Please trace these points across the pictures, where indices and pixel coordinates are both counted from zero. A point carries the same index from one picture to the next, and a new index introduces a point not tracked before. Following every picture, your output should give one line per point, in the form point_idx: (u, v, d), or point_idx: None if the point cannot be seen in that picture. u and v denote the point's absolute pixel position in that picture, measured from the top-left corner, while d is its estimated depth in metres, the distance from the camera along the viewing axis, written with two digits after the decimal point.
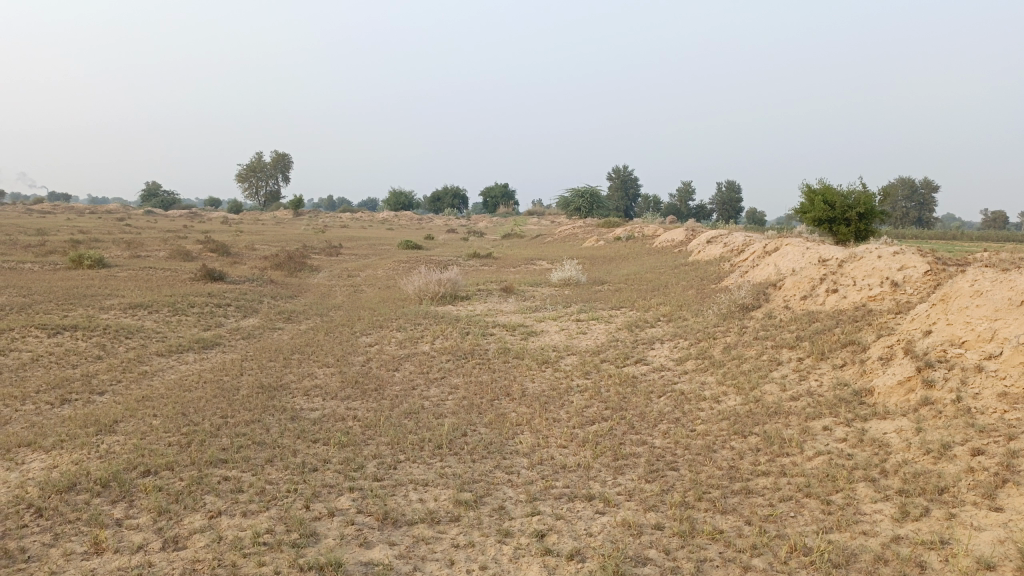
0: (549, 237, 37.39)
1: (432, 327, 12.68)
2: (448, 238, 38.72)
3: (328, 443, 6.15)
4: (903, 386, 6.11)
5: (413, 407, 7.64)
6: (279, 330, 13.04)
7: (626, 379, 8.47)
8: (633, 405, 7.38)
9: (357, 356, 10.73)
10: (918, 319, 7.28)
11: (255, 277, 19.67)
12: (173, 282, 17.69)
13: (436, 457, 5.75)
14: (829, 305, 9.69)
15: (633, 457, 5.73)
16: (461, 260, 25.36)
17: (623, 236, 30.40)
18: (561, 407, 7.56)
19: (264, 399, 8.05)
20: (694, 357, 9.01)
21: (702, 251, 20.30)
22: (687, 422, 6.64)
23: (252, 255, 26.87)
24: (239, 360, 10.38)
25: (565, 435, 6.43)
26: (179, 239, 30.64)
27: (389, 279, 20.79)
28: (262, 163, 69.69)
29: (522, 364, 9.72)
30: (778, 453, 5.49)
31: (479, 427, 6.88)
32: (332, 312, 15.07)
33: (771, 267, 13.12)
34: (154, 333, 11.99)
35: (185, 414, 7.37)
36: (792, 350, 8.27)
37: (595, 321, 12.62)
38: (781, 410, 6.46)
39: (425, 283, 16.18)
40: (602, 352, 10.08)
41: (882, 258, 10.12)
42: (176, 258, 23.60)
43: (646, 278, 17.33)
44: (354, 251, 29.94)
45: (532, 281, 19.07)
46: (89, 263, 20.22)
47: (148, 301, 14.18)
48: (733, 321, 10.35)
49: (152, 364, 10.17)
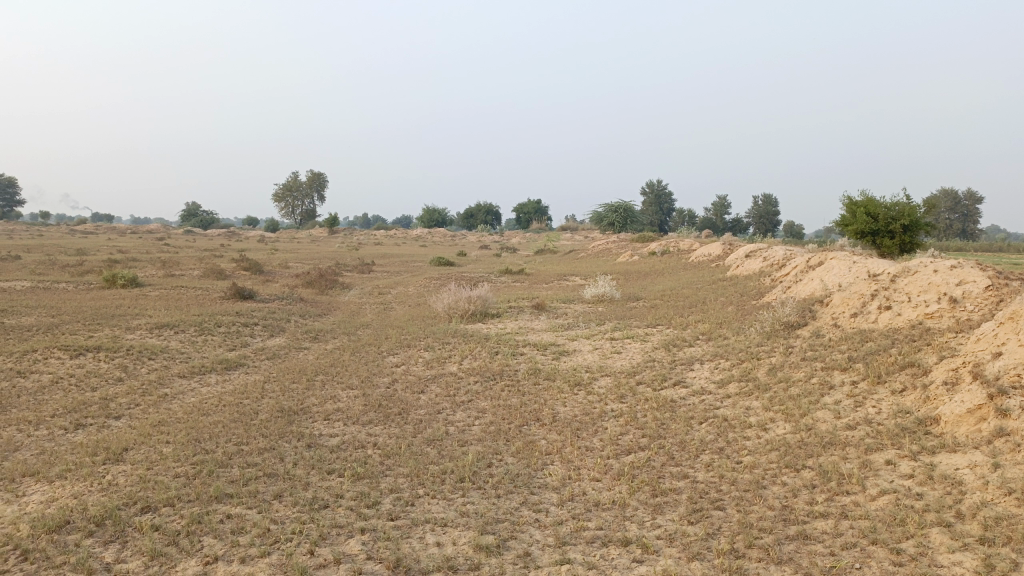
0: (581, 252, 36.90)
1: (461, 347, 12.27)
2: (480, 254, 38.51)
3: (343, 475, 5.74)
4: (973, 414, 5.50)
5: (437, 434, 7.20)
6: (304, 349, 12.73)
7: (663, 404, 7.95)
8: (672, 433, 6.85)
9: (383, 377, 10.34)
10: (985, 339, 6.64)
11: (285, 296, 19.49)
12: (202, 301, 17.56)
13: (458, 492, 5.30)
14: (881, 323, 9.07)
15: (673, 493, 5.22)
16: (493, 276, 25.00)
17: (658, 250, 29.78)
18: (594, 435, 7.07)
19: (283, 424, 7.68)
20: (736, 380, 8.44)
21: (740, 266, 19.64)
22: (733, 453, 6.10)
23: (285, 272, 26.80)
24: (261, 382, 10.06)
25: (598, 467, 5.94)
26: (214, 258, 30.76)
27: (419, 297, 20.45)
28: (298, 182, 70.38)
29: (553, 386, 9.24)
30: (837, 492, 4.93)
31: (506, 457, 6.42)
32: (360, 330, 14.75)
33: (816, 282, 12.48)
34: (178, 354, 11.75)
35: (199, 441, 7.03)
36: (845, 373, 7.67)
37: (630, 340, 12.10)
38: (837, 441, 5.89)
39: (455, 301, 15.81)
40: (638, 374, 9.56)
41: (938, 272, 9.46)
42: (209, 276, 23.62)
43: (682, 294, 16.74)
44: (386, 269, 29.71)
45: (565, 297, 18.57)
46: (123, 282, 20.23)
47: (175, 320, 13.99)
48: (777, 340, 9.75)
49: (173, 386, 9.89)
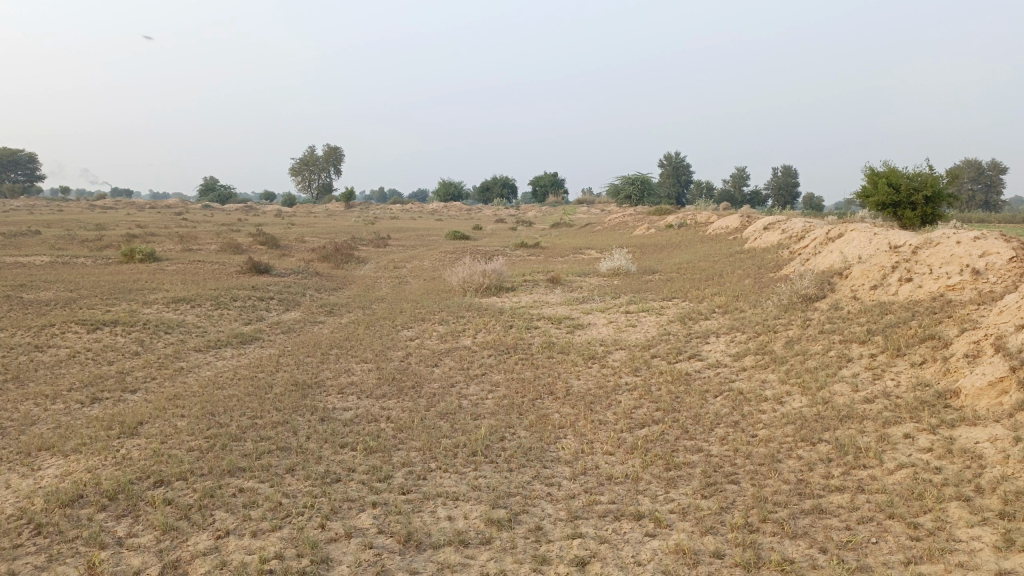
0: (597, 225, 36.66)
1: (475, 320, 12.24)
2: (496, 228, 38.39)
3: (355, 448, 5.74)
4: (995, 387, 5.39)
5: (451, 408, 7.19)
6: (319, 323, 12.75)
7: (678, 377, 7.88)
8: (687, 407, 6.78)
9: (397, 351, 10.34)
10: (1008, 311, 6.49)
11: (301, 270, 19.53)
12: (219, 276, 17.63)
13: (470, 466, 5.28)
14: (902, 295, 8.91)
15: (687, 467, 5.17)
16: (508, 250, 24.91)
17: (675, 223, 29.53)
18: (608, 408, 7.02)
19: (296, 398, 7.70)
20: (752, 353, 8.35)
21: (758, 238, 19.42)
22: (748, 427, 6.04)
23: (301, 247, 26.83)
24: (276, 356, 10.09)
25: (611, 440, 5.90)
26: (231, 233, 30.85)
27: (435, 271, 20.42)
28: (314, 156, 70.33)
29: (568, 360, 9.19)
30: (854, 466, 4.86)
31: (519, 430, 6.39)
32: (375, 305, 14.75)
33: (835, 254, 12.30)
34: (194, 328, 11.80)
35: (213, 415, 7.06)
36: (863, 346, 7.56)
37: (646, 313, 12.00)
38: (854, 414, 5.80)
39: (469, 275, 15.76)
40: (653, 347, 9.49)
41: (961, 243, 9.26)
42: (226, 251, 23.71)
43: (699, 267, 16.59)
44: (402, 243, 29.68)
45: (580, 271, 18.46)
46: (141, 257, 20.35)
47: (191, 295, 14.05)
48: (795, 313, 9.62)
49: (189, 360, 9.95)
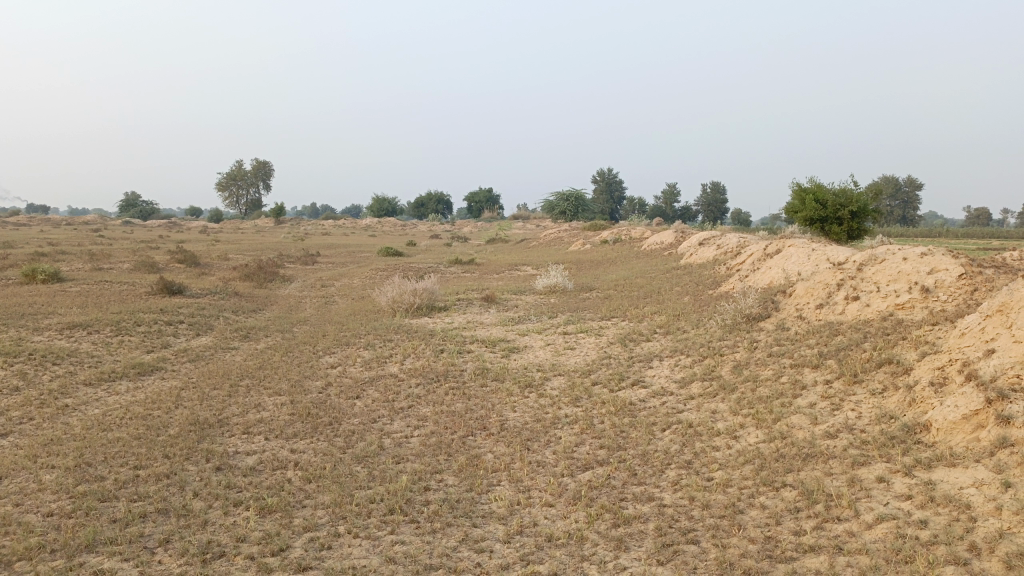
0: (533, 241, 36.18)
1: (404, 344, 11.41)
2: (430, 244, 37.50)
3: (251, 508, 4.88)
4: (970, 421, 4.90)
5: (370, 450, 6.36)
6: (232, 350, 11.68)
7: (622, 408, 7.24)
8: (633, 444, 6.11)
9: (315, 381, 9.41)
10: (972, 334, 6.08)
11: (219, 290, 18.27)
12: (125, 298, 16.26)
13: (387, 528, 4.49)
14: (849, 314, 8.52)
15: (637, 522, 4.50)
16: (442, 266, 24.10)
17: (610, 238, 29.25)
18: (547, 447, 6.31)
19: (193, 441, 6.75)
20: (699, 379, 7.77)
21: (694, 253, 19.12)
22: (702, 467, 5.39)
23: (222, 265, 25.40)
24: (178, 389, 9.04)
25: (550, 488, 5.17)
26: (149, 251, 29.00)
27: (364, 290, 19.45)
28: (241, 170, 68.14)
29: (502, 389, 8.46)
30: (826, 519, 4.26)
31: (447, 477, 5.62)
32: (296, 327, 13.75)
33: (776, 271, 11.95)
34: (88, 358, 10.61)
35: (89, 465, 6.05)
36: (816, 370, 7.06)
37: (584, 334, 11.37)
38: (818, 451, 5.22)
39: (399, 294, 14.88)
40: (593, 373, 8.84)
41: (907, 260, 8.95)
42: (139, 270, 22.19)
43: (636, 284, 16.13)
44: (331, 260, 28.49)
45: (515, 289, 17.78)
46: (43, 278, 18.74)
47: (89, 319, 12.77)
48: (740, 334, 9.12)
49: (77, 395, 8.81)
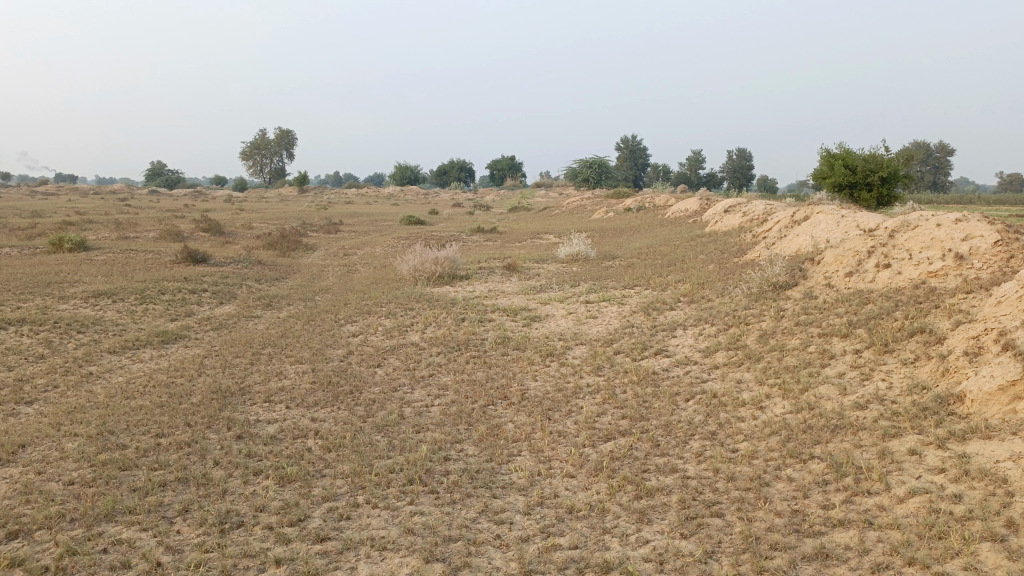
0: (556, 209, 35.86)
1: (425, 312, 11.36)
2: (452, 212, 37.33)
3: (270, 477, 4.86)
4: (1006, 392, 4.72)
5: (389, 419, 6.32)
6: (255, 319, 11.71)
7: (645, 377, 7.13)
8: (656, 414, 6.01)
9: (336, 350, 9.39)
10: (1009, 302, 5.86)
11: (242, 259, 18.32)
12: (150, 267, 16.37)
13: (406, 498, 4.44)
14: (880, 282, 8.29)
15: (661, 493, 4.41)
16: (464, 235, 23.99)
17: (633, 206, 28.92)
18: (568, 417, 6.23)
19: (214, 409, 6.75)
20: (724, 349, 7.63)
21: (719, 221, 18.82)
22: (726, 438, 5.28)
23: (246, 234, 25.49)
24: (200, 357, 9.07)
25: (571, 459, 5.10)
26: (174, 220, 29.22)
27: (386, 258, 19.41)
28: (264, 140, 68.13)
29: (523, 358, 8.38)
30: (856, 492, 4.14)
31: (467, 447, 5.57)
32: (318, 296, 13.75)
33: (803, 238, 11.69)
34: (113, 326, 10.68)
35: (111, 433, 6.08)
36: (845, 340, 6.88)
37: (607, 303, 11.24)
38: (847, 423, 5.08)
39: (420, 263, 14.81)
40: (615, 342, 8.73)
41: (941, 226, 8.68)
42: (165, 239, 22.33)
43: (660, 252, 15.92)
44: (354, 228, 28.49)
45: (537, 257, 17.63)
46: (70, 247, 18.93)
47: (114, 288, 12.86)
48: (766, 302, 8.93)
49: (101, 363, 8.88)
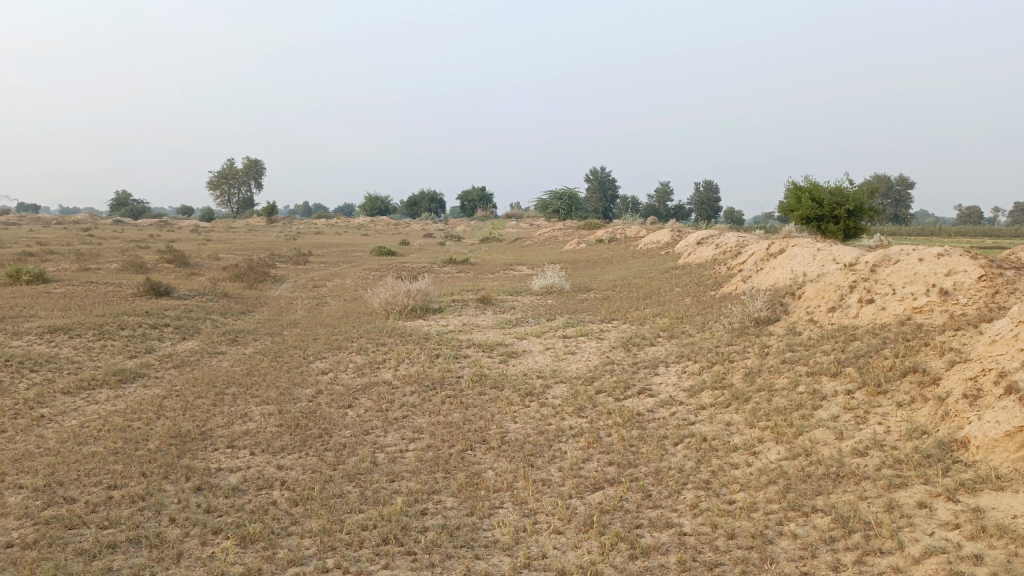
0: (528, 240, 35.70)
1: (397, 348, 10.97)
2: (423, 243, 37.00)
3: (232, 537, 4.46)
4: (1013, 439, 4.50)
5: (362, 467, 5.94)
6: (219, 355, 11.22)
7: (630, 419, 6.83)
8: (644, 461, 5.71)
9: (304, 389, 8.96)
10: (1004, 341, 5.69)
11: (207, 291, 17.76)
12: (110, 300, 15.76)
13: (381, 563, 4.08)
14: (864, 318, 8.13)
15: (657, 552, 4.10)
16: (436, 266, 23.63)
17: (605, 237, 28.84)
18: (551, 463, 5.90)
19: (172, 456, 6.30)
20: (710, 388, 7.38)
21: (692, 253, 18.73)
22: (721, 488, 5.00)
23: (212, 265, 24.85)
24: (160, 398, 8.58)
25: (558, 512, 4.76)
26: (138, 250, 28.49)
27: (356, 291, 18.98)
28: (233, 170, 67.36)
29: (501, 397, 8.03)
30: (867, 552, 3.87)
31: (445, 498, 5.20)
32: (286, 330, 13.29)
33: (781, 271, 11.55)
34: (68, 364, 10.14)
35: (58, 484, 5.61)
36: (835, 379, 6.67)
37: (585, 338, 10.96)
38: (848, 472, 4.83)
39: (392, 296, 14.43)
40: (596, 380, 8.43)
41: (923, 261, 8.57)
42: (128, 270, 21.67)
43: (636, 285, 15.72)
44: (323, 260, 28.01)
45: (511, 289, 17.34)
46: (27, 278, 18.21)
47: (71, 323, 12.28)
48: (750, 338, 8.72)
49: (53, 405, 8.36)
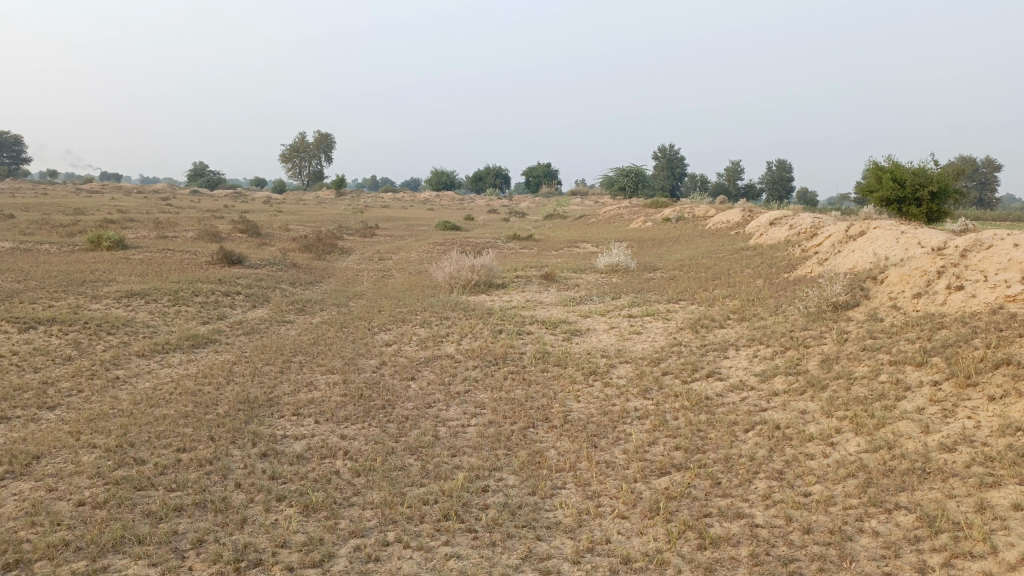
0: (593, 217, 35.29)
1: (460, 323, 10.94)
2: (488, 218, 37.01)
3: (294, 505, 4.47)
4: None
5: (424, 440, 5.90)
6: (287, 324, 11.40)
7: (698, 403, 6.61)
8: (713, 446, 5.51)
9: (369, 360, 9.01)
10: None
11: (277, 261, 18.11)
12: (185, 267, 16.21)
13: (442, 539, 4.02)
14: (952, 306, 7.67)
15: (727, 544, 3.94)
16: (500, 242, 23.56)
17: (673, 216, 28.27)
18: (616, 445, 5.75)
19: (239, 422, 6.40)
20: (783, 374, 7.08)
21: (764, 234, 18.14)
22: (796, 479, 4.77)
23: (282, 236, 25.34)
24: (229, 363, 8.75)
25: (623, 496, 4.63)
26: (212, 219, 29.32)
27: (422, 264, 19.08)
28: (304, 143, 68.56)
29: (565, 375, 7.91)
30: (955, 555, 3.62)
31: (506, 476, 5.12)
32: (352, 302, 13.42)
33: (861, 255, 11.04)
34: (143, 328, 10.45)
35: (131, 445, 5.76)
36: (920, 369, 6.31)
37: (651, 318, 10.72)
38: (934, 468, 4.54)
39: (457, 270, 14.41)
40: (663, 361, 8.22)
41: (1020, 246, 8.02)
42: (203, 239, 22.28)
43: (705, 265, 15.32)
44: (389, 233, 28.29)
45: (575, 267, 17.14)
46: (108, 244, 18.90)
47: (147, 288, 12.67)
48: (826, 323, 8.35)
49: (129, 367, 8.62)
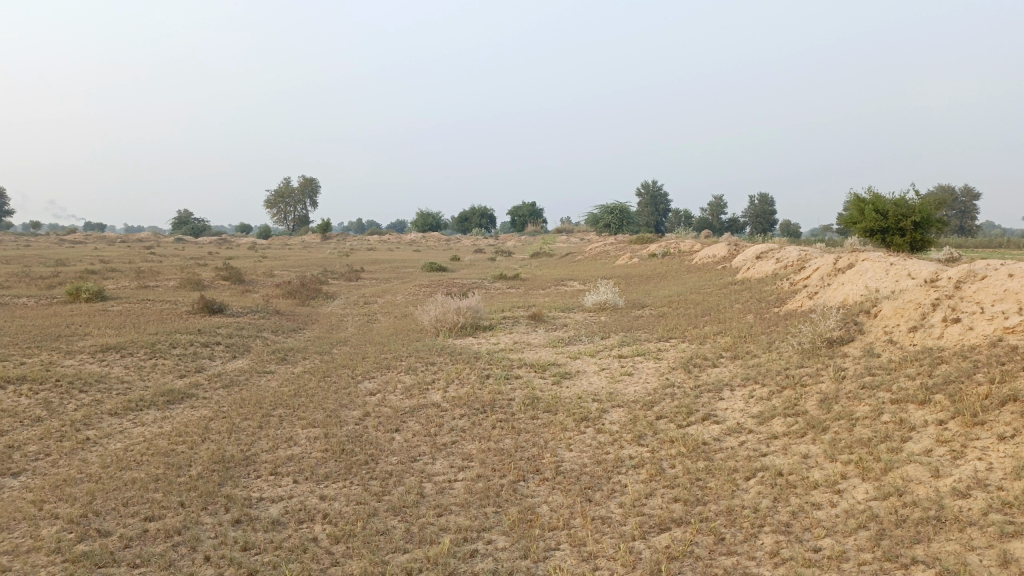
0: (578, 255, 35.21)
1: (446, 368, 10.64)
2: (473, 258, 36.84)
3: None
4: None
5: (408, 499, 5.58)
6: (268, 375, 11.06)
7: (696, 449, 6.32)
8: (714, 497, 5.22)
9: (351, 411, 8.67)
10: None
11: (259, 308, 17.77)
12: (165, 318, 15.85)
13: None
14: (950, 339, 7.47)
15: None
16: (486, 282, 23.35)
17: (658, 252, 28.20)
18: (611, 498, 5.45)
19: (213, 484, 6.04)
20: (781, 415, 6.82)
21: (751, 268, 18.00)
22: (804, 532, 4.48)
23: (266, 282, 25.03)
24: (206, 419, 8.39)
25: (621, 557, 4.33)
26: (195, 267, 29.00)
27: (407, 307, 18.80)
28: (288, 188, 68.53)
29: (555, 422, 7.61)
30: None
31: (496, 537, 4.80)
32: (335, 349, 13.10)
33: (851, 287, 10.87)
34: (117, 384, 10.07)
35: (95, 515, 5.41)
36: (923, 407, 6.06)
37: (642, 358, 10.46)
38: (949, 516, 4.27)
39: (442, 313, 14.14)
40: (656, 404, 7.94)
41: (1014, 276, 7.86)
42: (184, 288, 21.91)
43: (693, 301, 15.12)
44: (374, 276, 28.03)
45: (563, 306, 16.90)
46: (87, 296, 18.51)
47: (124, 341, 12.30)
48: (822, 360, 8.12)
49: (100, 427, 8.25)
